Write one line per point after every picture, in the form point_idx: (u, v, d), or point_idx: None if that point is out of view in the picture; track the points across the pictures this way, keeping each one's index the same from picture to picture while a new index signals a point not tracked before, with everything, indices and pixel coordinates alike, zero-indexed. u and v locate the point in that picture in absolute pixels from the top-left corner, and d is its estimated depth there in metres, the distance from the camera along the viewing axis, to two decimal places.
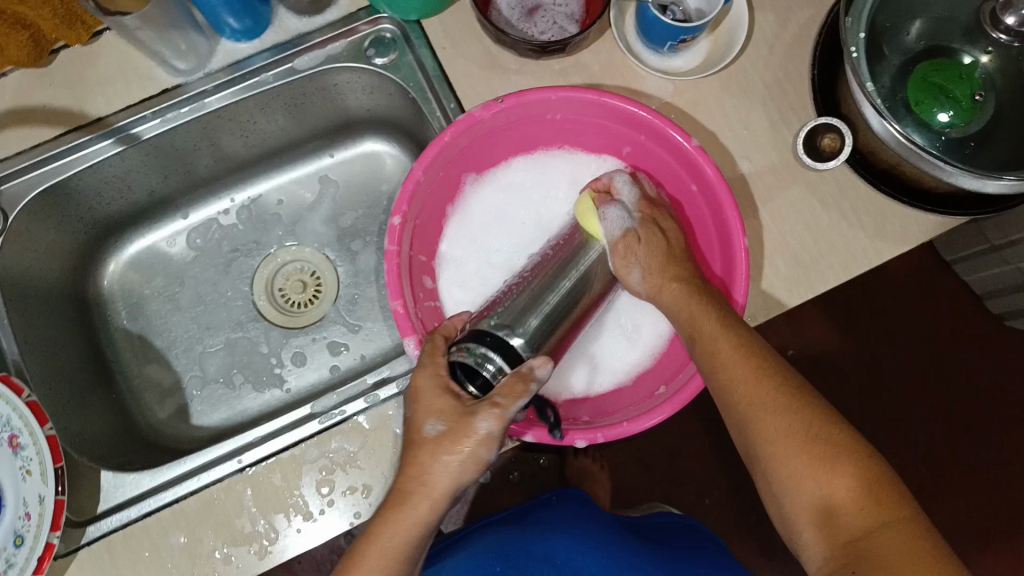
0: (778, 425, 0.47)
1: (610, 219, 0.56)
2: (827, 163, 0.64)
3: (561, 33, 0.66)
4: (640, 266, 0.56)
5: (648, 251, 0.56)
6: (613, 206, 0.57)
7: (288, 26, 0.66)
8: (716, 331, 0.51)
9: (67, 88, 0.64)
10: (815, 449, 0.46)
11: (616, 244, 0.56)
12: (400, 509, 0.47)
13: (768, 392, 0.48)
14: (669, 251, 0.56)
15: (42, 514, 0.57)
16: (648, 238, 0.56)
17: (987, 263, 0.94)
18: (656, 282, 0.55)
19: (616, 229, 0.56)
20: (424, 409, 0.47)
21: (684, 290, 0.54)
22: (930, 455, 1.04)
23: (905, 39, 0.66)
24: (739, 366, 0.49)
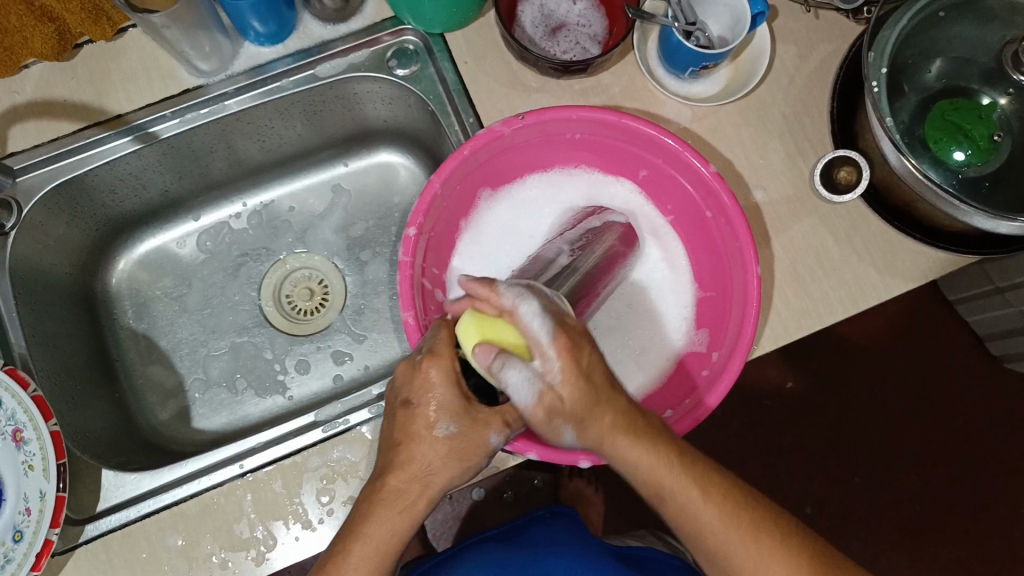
0: (732, 537, 0.49)
1: (512, 384, 0.45)
2: (843, 197, 0.65)
3: (583, 54, 0.67)
4: (571, 427, 0.48)
5: (571, 404, 0.47)
6: (510, 366, 0.45)
7: (313, 33, 0.66)
8: (651, 465, 0.48)
9: (89, 83, 0.64)
10: (759, 543, 0.48)
11: (534, 413, 0.47)
12: (400, 503, 0.47)
13: (717, 504, 0.49)
14: (590, 392, 0.47)
15: (43, 511, 0.57)
16: (564, 400, 0.47)
17: (989, 304, 0.95)
18: (593, 435, 0.48)
19: (529, 395, 0.46)
20: (439, 405, 0.46)
21: (632, 440, 0.48)
22: (927, 490, 1.03)
23: (925, 77, 0.66)
24: (672, 477, 0.48)
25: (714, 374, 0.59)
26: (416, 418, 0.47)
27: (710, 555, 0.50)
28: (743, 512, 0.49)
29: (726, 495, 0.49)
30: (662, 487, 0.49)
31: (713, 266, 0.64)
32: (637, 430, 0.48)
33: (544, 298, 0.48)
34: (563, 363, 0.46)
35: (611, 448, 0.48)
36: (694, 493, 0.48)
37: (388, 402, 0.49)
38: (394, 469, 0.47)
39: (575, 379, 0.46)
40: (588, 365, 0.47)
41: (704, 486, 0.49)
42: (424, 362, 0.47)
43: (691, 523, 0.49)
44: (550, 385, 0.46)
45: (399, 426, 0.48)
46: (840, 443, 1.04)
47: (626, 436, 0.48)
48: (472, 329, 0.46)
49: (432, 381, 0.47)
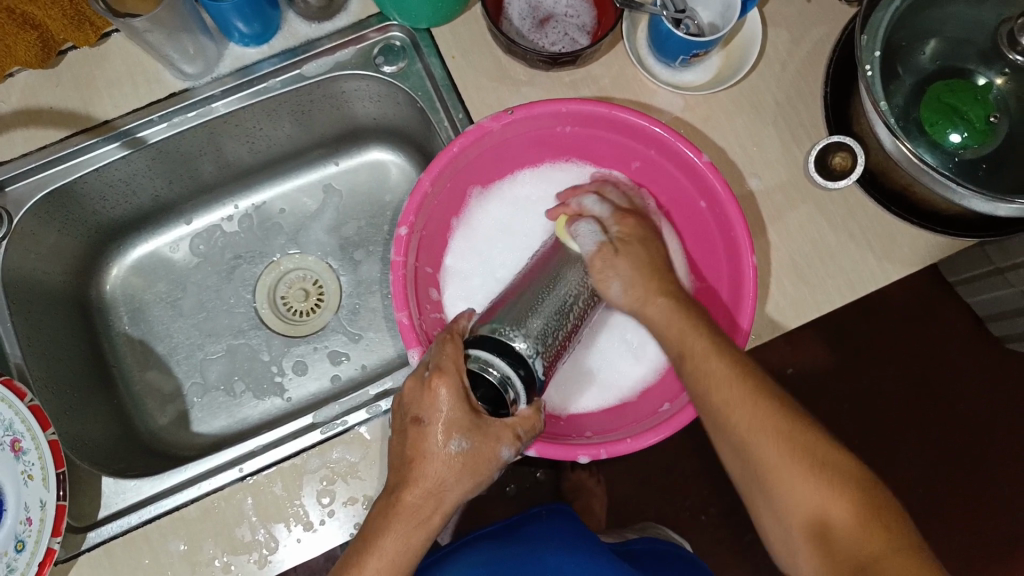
0: (776, 456, 0.47)
1: (582, 236, 0.56)
2: (838, 182, 0.64)
3: (571, 45, 0.66)
4: (621, 281, 0.55)
5: (626, 263, 0.55)
6: (584, 223, 0.57)
7: (297, 31, 0.66)
8: (716, 372, 0.50)
9: (75, 90, 0.64)
10: (812, 472, 0.47)
11: (593, 259, 0.56)
12: (415, 518, 0.48)
13: (771, 427, 0.48)
14: (642, 271, 0.55)
15: (44, 520, 0.57)
16: (623, 250, 0.56)
17: (989, 285, 0.94)
18: (638, 295, 0.55)
19: (591, 246, 0.56)
20: (450, 423, 0.47)
21: (669, 304, 0.54)
22: (931, 470, 1.03)
23: (919, 59, 0.65)
24: (729, 388, 0.49)
25: None
26: (428, 435, 0.48)
27: (752, 471, 0.49)
28: (794, 440, 0.47)
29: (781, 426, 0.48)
30: (711, 395, 0.50)
31: (708, 256, 0.63)
32: (677, 312, 0.53)
33: (614, 200, 0.60)
34: (621, 227, 0.57)
35: (691, 347, 0.51)
36: (753, 406, 0.49)
37: (401, 420, 0.50)
38: (408, 485, 0.48)
39: (630, 239, 0.56)
40: (643, 237, 0.57)
41: (764, 406, 0.49)
42: (432, 379, 0.47)
43: (744, 446, 0.49)
44: (611, 242, 0.56)
45: (412, 444, 0.49)
46: (843, 427, 1.04)
47: (706, 340, 0.51)
48: (559, 226, 0.59)
49: (441, 399, 0.47)
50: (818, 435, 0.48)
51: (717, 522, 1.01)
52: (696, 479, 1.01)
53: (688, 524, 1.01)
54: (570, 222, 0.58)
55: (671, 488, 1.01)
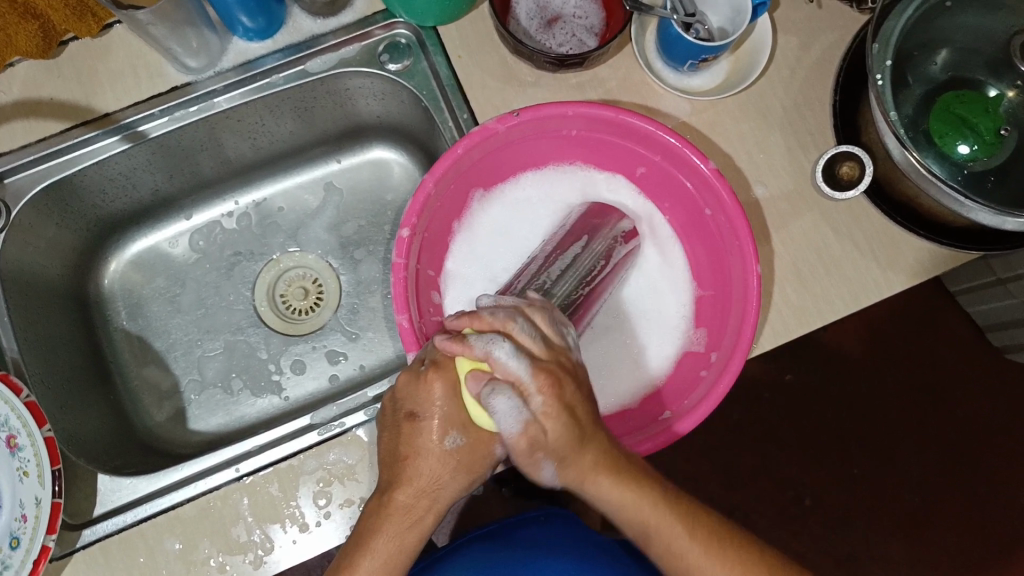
0: (700, 559, 0.49)
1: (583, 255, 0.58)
2: (846, 192, 0.63)
3: (579, 46, 0.65)
4: (551, 460, 0.47)
5: (554, 440, 0.46)
6: (499, 394, 0.45)
7: (302, 26, 0.65)
8: (636, 506, 0.49)
9: (75, 82, 0.63)
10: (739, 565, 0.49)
11: (516, 441, 0.46)
12: (407, 519, 0.47)
13: (705, 545, 0.49)
14: (576, 429, 0.47)
15: (38, 518, 0.57)
16: (562, 372, 0.47)
17: (990, 293, 0.94)
18: (573, 474, 0.48)
19: (515, 427, 0.45)
20: (446, 419, 0.47)
21: (613, 478, 0.48)
22: (927, 477, 1.03)
23: (931, 69, 0.64)
24: (687, 542, 0.49)
25: (713, 375, 0.58)
26: (423, 431, 0.47)
27: None
28: (733, 541, 0.50)
29: (715, 543, 0.50)
30: (649, 528, 0.49)
31: (712, 263, 0.63)
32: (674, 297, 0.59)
33: (524, 340, 0.47)
34: (547, 390, 0.45)
35: (593, 489, 0.49)
36: (695, 546, 0.49)
37: (392, 417, 0.49)
38: (401, 484, 0.48)
39: (559, 411, 0.46)
40: (570, 398, 0.46)
41: (677, 511, 0.50)
42: (428, 374, 0.47)
43: (678, 562, 0.49)
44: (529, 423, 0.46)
45: (404, 442, 0.48)
46: (841, 432, 1.04)
47: (608, 477, 0.48)
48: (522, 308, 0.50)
49: (437, 394, 0.47)
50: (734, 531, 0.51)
51: None
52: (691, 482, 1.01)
53: None
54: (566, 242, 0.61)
55: None
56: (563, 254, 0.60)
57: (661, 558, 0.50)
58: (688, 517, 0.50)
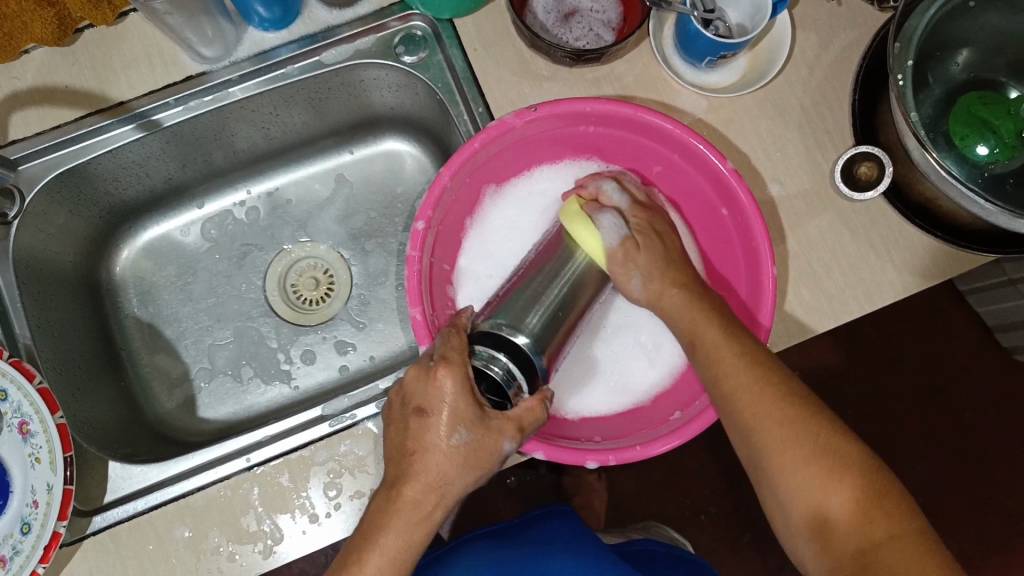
0: (766, 411, 0.48)
1: (605, 228, 0.55)
2: (865, 193, 0.63)
3: (596, 41, 0.64)
4: (640, 272, 0.55)
5: (645, 255, 0.55)
6: (607, 214, 0.56)
7: (317, 17, 0.64)
8: (727, 356, 0.51)
9: (90, 69, 0.63)
10: (811, 444, 0.47)
11: (615, 253, 0.55)
12: (415, 513, 0.46)
13: (781, 423, 0.48)
14: (663, 251, 0.56)
15: (50, 504, 0.57)
16: (645, 244, 0.55)
17: (1004, 295, 0.93)
18: (657, 291, 0.55)
19: (614, 240, 0.55)
20: (455, 414, 0.46)
21: (684, 294, 0.54)
22: (934, 480, 1.03)
23: (951, 69, 0.64)
24: (742, 372, 0.50)
25: None
26: (430, 427, 0.47)
27: (755, 449, 0.49)
28: (813, 436, 0.47)
29: (790, 421, 0.48)
30: (717, 364, 0.51)
31: (726, 263, 0.62)
32: (688, 299, 0.54)
33: (630, 189, 0.59)
34: (640, 215, 0.57)
35: (701, 341, 0.52)
36: (790, 432, 0.48)
37: (401, 411, 0.49)
38: (408, 479, 0.47)
39: (648, 232, 0.56)
40: (659, 227, 0.57)
41: (772, 393, 0.49)
42: (437, 370, 0.47)
43: (744, 421, 0.49)
44: (632, 234, 0.56)
45: (413, 437, 0.48)
46: (849, 432, 1.04)
47: (715, 329, 0.52)
48: (573, 210, 0.57)
49: (445, 389, 0.47)
50: (804, 396, 0.49)
51: (716, 525, 1.01)
52: (697, 480, 1.01)
53: (687, 526, 1.01)
54: (588, 211, 0.56)
55: (671, 489, 1.01)
56: (586, 217, 0.56)
57: (737, 433, 0.50)
58: (781, 400, 0.49)
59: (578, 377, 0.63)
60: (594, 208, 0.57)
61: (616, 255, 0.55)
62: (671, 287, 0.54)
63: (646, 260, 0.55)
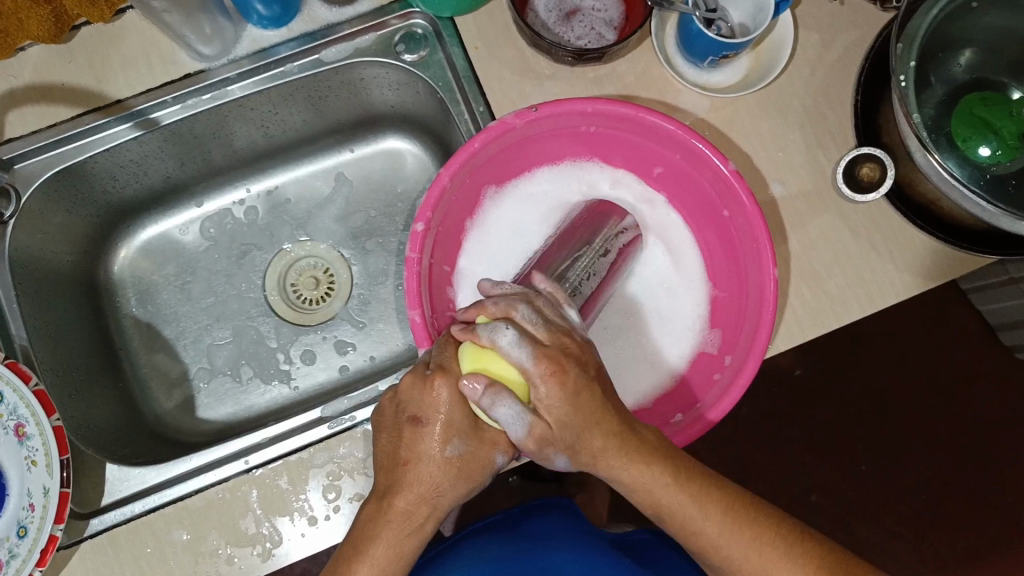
0: (710, 528, 0.48)
1: (507, 354, 0.44)
2: (866, 195, 0.62)
3: (597, 40, 0.64)
4: (566, 449, 0.46)
5: (566, 427, 0.45)
6: (505, 404, 0.44)
7: (317, 15, 0.64)
8: (652, 483, 0.47)
9: (87, 67, 0.62)
10: (762, 554, 0.47)
11: (537, 391, 0.44)
12: (407, 525, 0.46)
13: (729, 528, 0.48)
14: (579, 416, 0.45)
15: (47, 507, 0.56)
16: (569, 381, 0.45)
17: (1005, 294, 0.94)
18: (589, 454, 0.47)
19: (529, 363, 0.44)
20: (449, 426, 0.46)
21: (621, 447, 0.47)
22: (932, 479, 1.03)
23: (953, 69, 0.64)
24: (674, 497, 0.47)
25: (727, 379, 0.57)
26: (426, 436, 0.46)
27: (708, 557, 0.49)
28: (758, 530, 0.48)
29: (738, 523, 0.48)
30: (659, 505, 0.48)
31: (727, 264, 0.62)
32: (630, 449, 0.47)
33: (574, 271, 0.56)
34: (550, 386, 0.44)
35: (610, 470, 0.47)
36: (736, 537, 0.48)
37: (393, 417, 0.48)
38: (401, 490, 0.46)
39: (562, 403, 0.45)
40: (575, 387, 0.45)
41: (703, 501, 0.48)
42: (433, 378, 0.46)
43: (696, 537, 0.48)
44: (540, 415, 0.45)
45: (405, 446, 0.47)
46: (848, 431, 1.04)
47: (619, 456, 0.47)
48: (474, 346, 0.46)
49: (443, 399, 0.46)
50: (725, 485, 0.49)
51: None
52: None
53: None
54: (487, 342, 0.45)
55: None
56: (489, 351, 0.45)
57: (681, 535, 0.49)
58: (718, 503, 0.48)
59: None
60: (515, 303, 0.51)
61: (545, 378, 0.47)
62: (606, 455, 0.47)
63: (572, 418, 0.45)
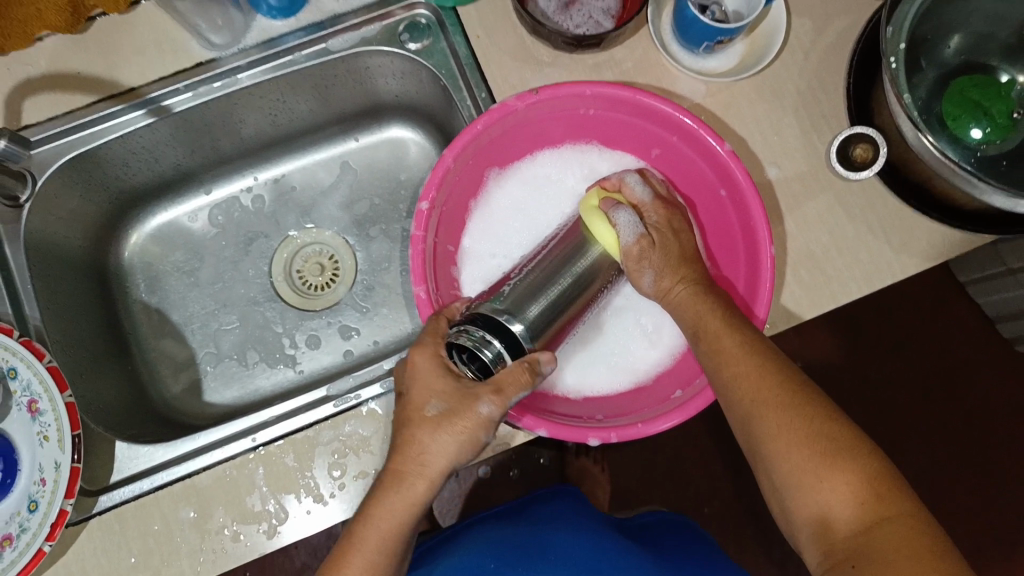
0: (765, 404, 0.49)
1: (622, 225, 0.55)
2: (859, 173, 0.64)
3: (596, 28, 0.66)
4: (653, 266, 0.56)
5: (662, 249, 0.56)
6: (624, 208, 0.56)
7: (324, 6, 0.66)
8: (727, 347, 0.52)
9: (102, 56, 0.64)
10: (805, 438, 0.47)
11: (630, 251, 0.55)
12: (403, 484, 0.49)
13: (780, 412, 0.48)
14: (675, 253, 0.56)
15: (58, 481, 0.57)
16: (662, 241, 0.56)
17: (1004, 286, 0.94)
18: (666, 284, 0.56)
19: (631, 236, 0.55)
20: (428, 388, 0.49)
21: (692, 290, 0.55)
22: (935, 473, 1.03)
23: (944, 52, 0.65)
24: (742, 363, 0.51)
25: None
26: (410, 403, 0.50)
27: (754, 441, 0.50)
28: (808, 419, 0.48)
29: (791, 408, 0.48)
30: (732, 377, 0.51)
31: (725, 241, 0.63)
32: (697, 292, 0.55)
33: (653, 182, 0.61)
34: (660, 216, 0.57)
35: (675, 299, 0.56)
36: (785, 419, 0.48)
37: (393, 397, 0.53)
38: (396, 455, 0.50)
39: (669, 230, 0.57)
40: (677, 225, 0.58)
41: (758, 360, 0.51)
42: (411, 351, 0.51)
43: (750, 414, 0.50)
44: (648, 232, 0.56)
45: (399, 418, 0.51)
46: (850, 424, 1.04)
47: (719, 319, 0.53)
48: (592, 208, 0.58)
49: (419, 367, 0.50)
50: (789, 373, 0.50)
51: (718, 520, 1.01)
52: (698, 474, 1.02)
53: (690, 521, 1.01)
54: (606, 208, 0.56)
55: (673, 483, 1.02)
56: (604, 214, 0.56)
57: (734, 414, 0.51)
58: (777, 385, 0.49)
59: (582, 359, 0.64)
60: (611, 204, 0.57)
61: (631, 251, 0.56)
62: (680, 284, 0.56)
63: (660, 257, 0.56)
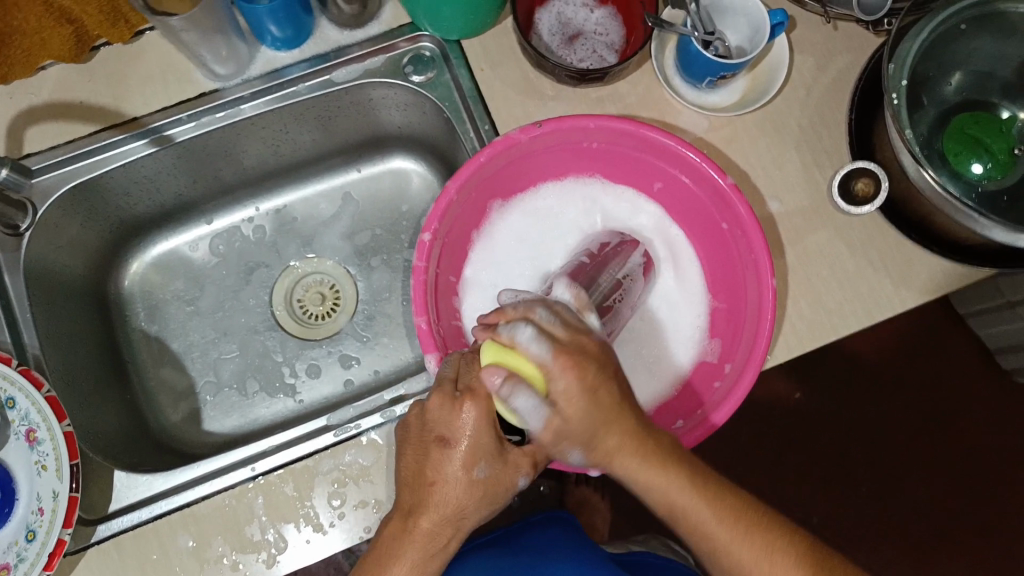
0: (721, 534, 0.48)
1: (522, 415, 0.45)
2: (861, 208, 0.64)
3: (599, 62, 0.66)
4: (579, 447, 0.48)
5: (583, 416, 0.47)
6: (521, 392, 0.44)
7: (329, 37, 0.67)
8: (662, 482, 0.48)
9: (107, 85, 0.64)
10: (772, 559, 0.47)
11: (541, 437, 0.46)
12: (430, 543, 0.47)
13: (741, 538, 0.48)
14: (600, 410, 0.46)
15: (56, 512, 0.57)
16: (568, 420, 0.46)
17: (1003, 317, 0.95)
18: (601, 454, 0.48)
19: (539, 423, 0.46)
20: (476, 449, 0.47)
21: (640, 461, 0.48)
22: (933, 502, 1.03)
23: (945, 90, 0.66)
24: (684, 496, 0.48)
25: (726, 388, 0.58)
26: (450, 459, 0.47)
27: (719, 563, 0.49)
28: (765, 536, 0.48)
29: (749, 529, 0.48)
30: (673, 507, 0.48)
31: (726, 275, 0.63)
32: (643, 453, 0.48)
33: (552, 328, 0.46)
34: (584, 359, 0.47)
35: (620, 466, 0.48)
36: (744, 540, 0.48)
37: (419, 434, 0.49)
38: (425, 510, 0.47)
39: (581, 397, 0.45)
40: (595, 383, 0.46)
41: (701, 492, 0.48)
42: (462, 400, 0.47)
43: (706, 541, 0.48)
44: (557, 409, 0.46)
45: (432, 466, 0.47)
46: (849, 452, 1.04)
47: (632, 456, 0.48)
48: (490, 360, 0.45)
49: (468, 423, 0.47)
50: (730, 494, 0.49)
51: None
52: None
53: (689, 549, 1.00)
54: (488, 372, 0.44)
55: None
56: (495, 388, 0.45)
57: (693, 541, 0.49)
58: (727, 512, 0.48)
59: None
60: (496, 369, 0.44)
61: (544, 436, 0.47)
62: (617, 457, 0.48)
63: (574, 439, 0.47)
